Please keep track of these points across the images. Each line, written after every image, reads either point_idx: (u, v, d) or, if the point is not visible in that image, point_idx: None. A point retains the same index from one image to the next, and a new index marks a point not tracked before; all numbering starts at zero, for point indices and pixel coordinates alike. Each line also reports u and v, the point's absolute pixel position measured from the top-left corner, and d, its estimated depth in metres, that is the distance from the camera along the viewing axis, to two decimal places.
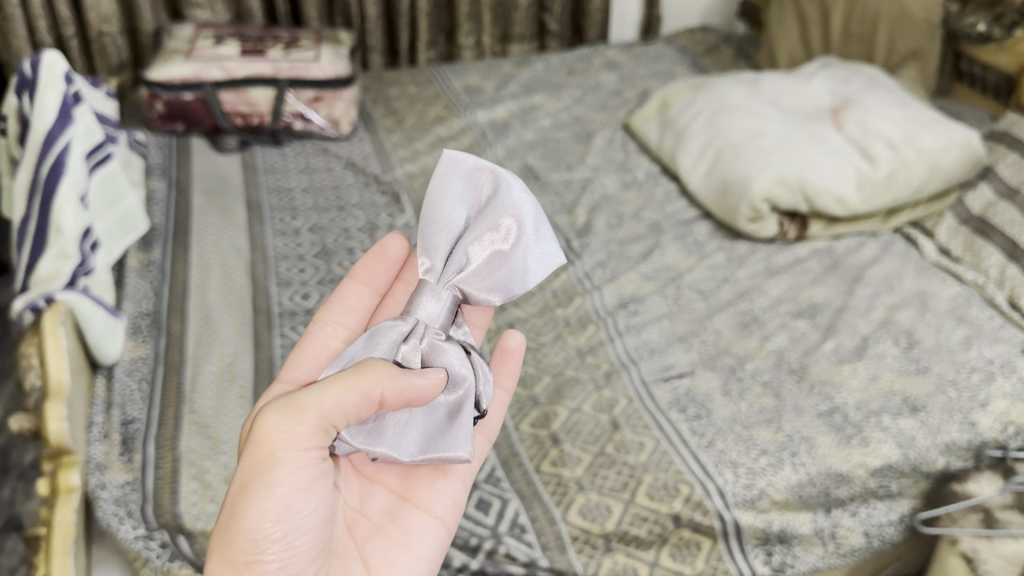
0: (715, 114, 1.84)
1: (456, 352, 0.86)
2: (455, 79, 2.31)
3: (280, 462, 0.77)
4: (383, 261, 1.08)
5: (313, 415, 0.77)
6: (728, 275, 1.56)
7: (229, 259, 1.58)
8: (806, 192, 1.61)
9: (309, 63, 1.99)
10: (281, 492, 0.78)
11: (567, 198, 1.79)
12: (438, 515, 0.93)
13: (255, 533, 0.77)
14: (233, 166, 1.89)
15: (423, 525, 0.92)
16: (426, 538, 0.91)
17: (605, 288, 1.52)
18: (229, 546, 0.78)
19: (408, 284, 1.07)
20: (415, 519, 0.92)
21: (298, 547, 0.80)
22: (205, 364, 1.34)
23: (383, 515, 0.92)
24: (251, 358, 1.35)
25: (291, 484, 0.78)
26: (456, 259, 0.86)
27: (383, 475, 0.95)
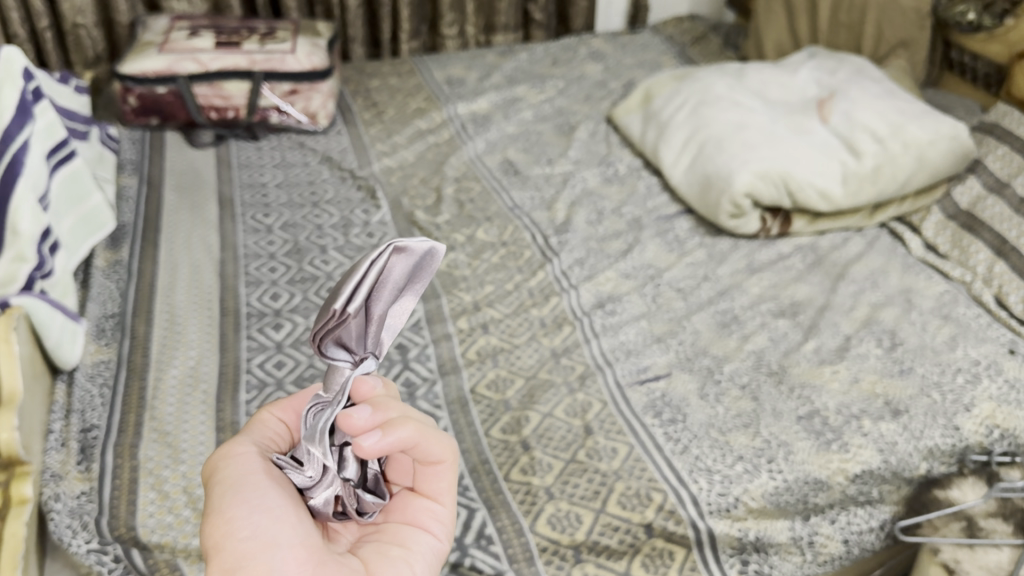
0: (698, 106, 1.80)
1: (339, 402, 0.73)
2: (438, 70, 2.26)
3: (232, 460, 0.71)
4: None
5: (245, 435, 0.75)
6: (709, 273, 1.52)
7: (199, 257, 1.54)
8: (788, 187, 1.57)
9: (285, 54, 1.94)
10: (241, 477, 0.70)
11: (547, 193, 1.75)
12: (429, 526, 0.74)
13: (226, 522, 0.68)
14: (208, 161, 1.85)
15: (413, 535, 0.74)
16: (421, 549, 0.73)
17: (583, 287, 1.48)
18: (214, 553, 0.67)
19: None
20: (401, 532, 0.74)
21: (273, 524, 0.67)
22: (169, 369, 1.30)
23: (368, 533, 0.74)
24: (217, 362, 1.32)
25: (249, 469, 0.71)
26: None
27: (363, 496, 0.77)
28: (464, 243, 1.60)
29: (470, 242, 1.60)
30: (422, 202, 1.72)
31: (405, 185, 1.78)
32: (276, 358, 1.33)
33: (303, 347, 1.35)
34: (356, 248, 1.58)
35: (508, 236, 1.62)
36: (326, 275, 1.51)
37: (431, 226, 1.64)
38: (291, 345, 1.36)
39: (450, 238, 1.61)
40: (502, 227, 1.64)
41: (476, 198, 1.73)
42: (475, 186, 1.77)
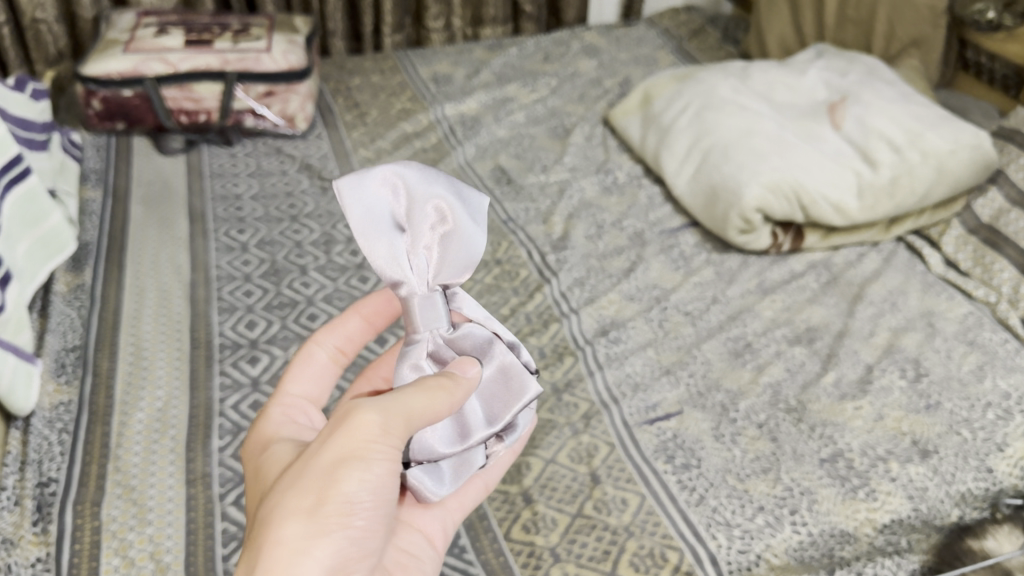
0: (702, 110, 1.69)
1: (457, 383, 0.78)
2: (423, 67, 2.14)
3: (377, 454, 0.67)
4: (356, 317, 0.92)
5: (401, 414, 0.69)
6: (718, 294, 1.42)
7: (167, 280, 1.42)
8: (801, 201, 1.47)
9: (259, 53, 1.81)
10: (364, 488, 0.67)
11: (542, 204, 1.64)
12: (427, 535, 0.86)
13: (341, 505, 0.66)
14: (178, 169, 1.72)
15: (414, 544, 0.84)
16: (429, 558, 0.85)
17: (584, 311, 1.38)
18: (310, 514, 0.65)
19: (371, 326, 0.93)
20: (408, 537, 0.84)
21: (366, 537, 0.68)
22: (135, 412, 1.19)
23: None
24: (186, 402, 1.21)
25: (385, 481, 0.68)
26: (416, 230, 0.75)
27: None
28: None
29: None
30: None
31: None
32: (252, 397, 1.22)
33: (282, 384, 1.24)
34: (338, 268, 1.47)
35: (502, 253, 1.51)
36: (306, 299, 1.40)
37: None
38: (268, 381, 1.25)
39: None
40: (495, 243, 1.54)
41: None
42: None
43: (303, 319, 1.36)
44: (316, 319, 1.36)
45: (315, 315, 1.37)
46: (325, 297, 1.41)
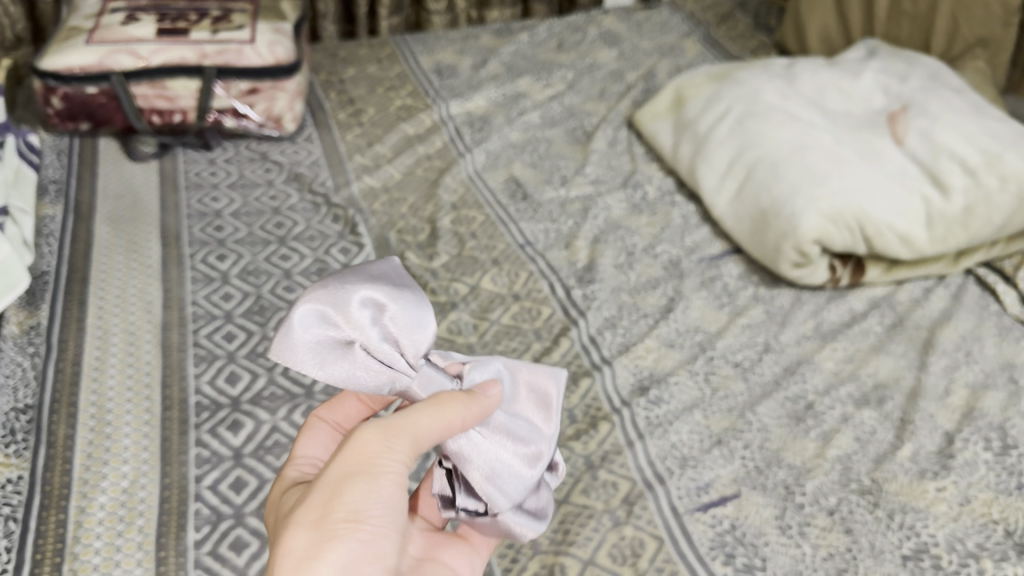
0: (744, 118, 1.50)
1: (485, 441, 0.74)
2: (425, 55, 1.93)
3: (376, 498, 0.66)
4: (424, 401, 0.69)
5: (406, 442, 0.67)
6: (768, 341, 1.24)
7: (136, 320, 1.24)
8: (864, 231, 1.29)
9: (241, 44, 1.59)
10: (371, 501, 0.66)
11: (564, 224, 1.46)
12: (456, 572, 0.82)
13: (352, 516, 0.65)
14: (150, 179, 1.52)
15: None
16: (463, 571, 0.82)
17: (618, 362, 1.20)
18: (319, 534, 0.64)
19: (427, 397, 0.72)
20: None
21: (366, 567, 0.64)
22: (96, 496, 1.01)
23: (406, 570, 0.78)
24: (157, 481, 1.03)
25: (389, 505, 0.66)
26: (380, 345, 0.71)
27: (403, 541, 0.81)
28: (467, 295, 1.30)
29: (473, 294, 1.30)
30: (413, 238, 1.42)
31: (392, 213, 1.47)
32: (234, 475, 1.04)
33: (268, 457, 1.06)
34: None
35: (521, 287, 1.33)
36: None
37: (425, 271, 1.34)
38: (253, 453, 1.07)
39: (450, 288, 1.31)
40: (512, 273, 1.35)
41: (479, 231, 1.43)
42: (478, 215, 1.47)
43: (293, 371, 1.17)
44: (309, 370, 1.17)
45: None
46: None
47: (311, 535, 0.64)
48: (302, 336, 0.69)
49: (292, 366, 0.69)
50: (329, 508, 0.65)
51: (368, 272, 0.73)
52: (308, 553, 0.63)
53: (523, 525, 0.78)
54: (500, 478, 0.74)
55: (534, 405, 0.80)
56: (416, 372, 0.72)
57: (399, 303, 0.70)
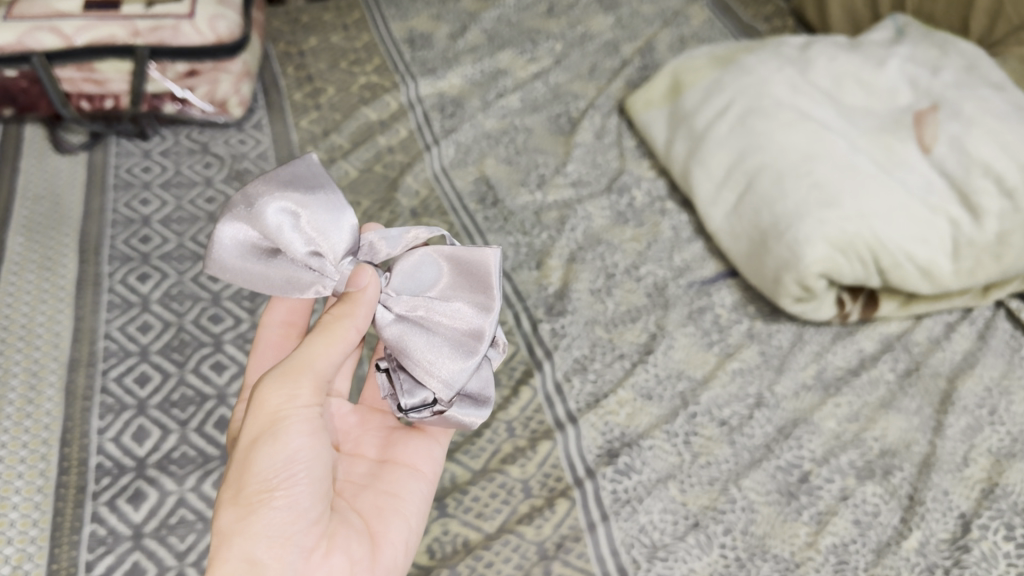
0: (748, 114, 1.30)
1: (421, 336, 0.77)
2: (397, 21, 1.72)
3: (285, 453, 0.71)
4: (317, 336, 0.74)
5: (309, 378, 0.74)
6: (761, 392, 1.08)
7: (40, 357, 1.08)
8: (878, 262, 1.12)
9: (177, 20, 1.40)
10: (282, 460, 0.71)
11: (537, 238, 1.29)
12: (423, 472, 0.88)
13: (266, 479, 0.71)
14: (75, 176, 1.36)
15: (409, 479, 0.86)
16: (414, 496, 0.85)
17: (585, 419, 1.03)
18: (241, 493, 0.72)
19: (327, 340, 0.74)
20: (400, 475, 0.86)
21: (291, 522, 0.71)
22: None
23: (366, 477, 0.86)
24: (43, 568, 0.89)
25: (307, 449, 0.73)
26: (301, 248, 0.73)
27: (363, 446, 0.89)
28: None
29: None
30: None
31: None
32: (131, 561, 0.91)
33: (173, 539, 0.93)
34: None
35: None
36: (217, 393, 1.06)
37: None
38: (155, 532, 0.93)
39: None
40: None
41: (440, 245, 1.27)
42: (440, 225, 1.30)
43: (211, 425, 1.03)
44: (228, 425, 1.03)
45: (227, 419, 1.03)
46: (242, 388, 1.07)
47: (236, 511, 0.71)
48: (232, 258, 0.73)
49: (226, 282, 0.74)
50: (245, 481, 0.71)
51: (278, 178, 0.72)
52: (233, 528, 0.71)
53: (469, 414, 0.82)
54: (439, 368, 0.76)
55: (471, 288, 0.76)
56: (340, 273, 0.74)
57: (311, 209, 0.72)
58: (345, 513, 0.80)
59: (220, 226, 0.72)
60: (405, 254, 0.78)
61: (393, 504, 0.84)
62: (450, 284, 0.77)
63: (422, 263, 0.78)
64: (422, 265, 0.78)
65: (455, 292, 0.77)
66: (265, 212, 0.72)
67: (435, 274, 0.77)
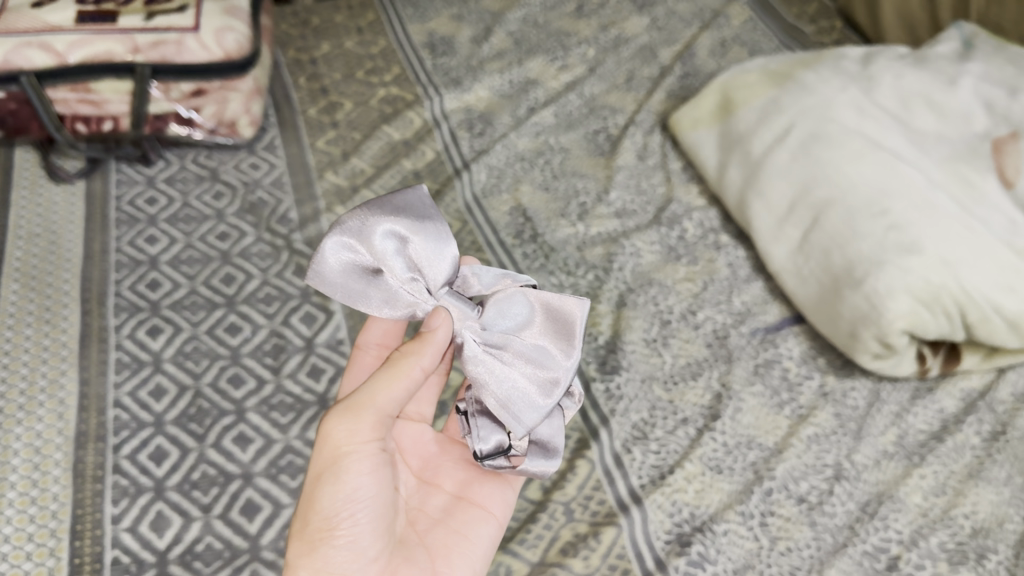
0: (810, 141, 1.19)
1: (502, 371, 0.74)
2: (415, 23, 1.59)
3: (343, 490, 0.73)
4: (384, 371, 0.74)
5: (370, 417, 0.74)
6: (840, 462, 0.99)
7: (44, 431, 0.98)
8: (963, 316, 1.02)
9: (182, 34, 1.27)
10: (340, 498, 0.73)
11: (582, 279, 1.18)
12: (495, 512, 0.85)
13: (326, 514, 0.74)
14: (73, 210, 1.24)
15: (478, 519, 0.84)
16: (480, 538, 0.83)
17: (651, 500, 0.93)
18: (305, 524, 0.75)
19: (393, 376, 0.74)
20: (470, 514, 0.84)
21: (347, 555, 0.74)
22: None
23: (439, 511, 0.84)
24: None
25: (364, 486, 0.74)
26: (405, 274, 0.72)
27: (441, 477, 0.87)
28: None
29: None
30: None
31: None
32: None
33: None
34: (290, 405, 1.02)
35: None
36: (243, 472, 0.96)
37: None
38: None
39: None
40: None
41: None
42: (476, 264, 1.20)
43: (238, 509, 0.93)
44: (257, 511, 0.93)
45: (255, 502, 0.94)
46: (270, 465, 0.97)
47: (303, 541, 0.75)
48: (336, 274, 0.71)
49: (327, 296, 0.72)
50: (308, 516, 0.75)
51: (390, 203, 0.71)
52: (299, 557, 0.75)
53: (540, 463, 0.81)
54: (515, 406, 0.74)
55: (559, 337, 0.75)
56: (437, 301, 0.73)
57: (420, 237, 0.71)
58: (413, 550, 0.80)
59: (328, 240, 0.70)
60: (498, 290, 0.76)
61: (459, 543, 0.82)
62: (538, 326, 0.76)
63: (513, 301, 0.75)
64: (516, 303, 0.75)
65: (542, 335, 0.75)
66: (376, 235, 0.70)
67: (526, 314, 0.75)
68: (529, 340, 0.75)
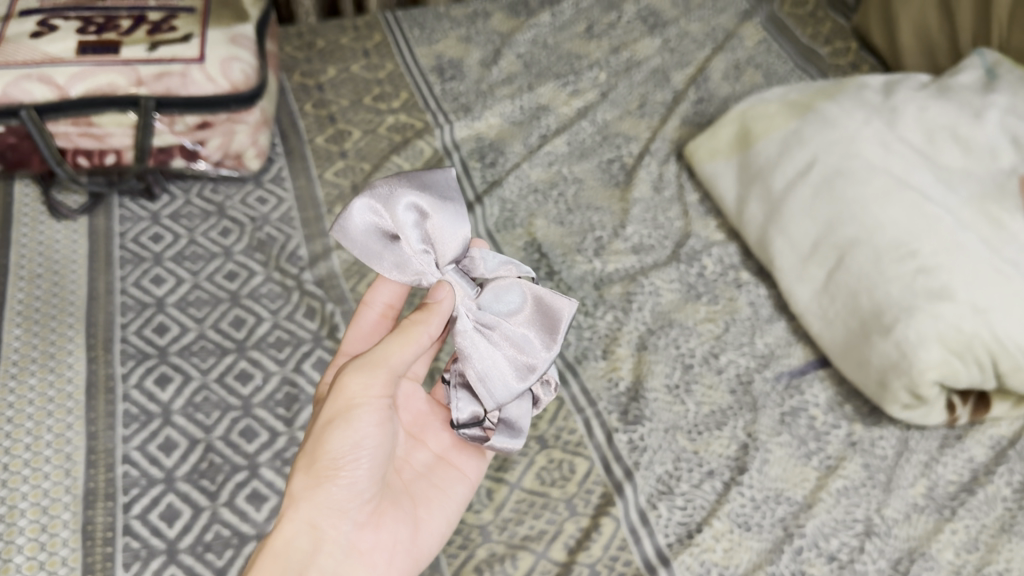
0: (833, 177, 1.16)
1: (485, 348, 0.75)
2: (422, 45, 1.56)
3: (352, 437, 0.72)
4: (403, 324, 0.73)
5: (385, 371, 0.72)
6: (870, 517, 0.96)
7: (50, 488, 0.95)
8: (995, 364, 0.99)
9: (186, 65, 1.23)
10: (349, 445, 0.72)
11: (601, 320, 1.15)
12: (473, 475, 0.86)
13: (334, 457, 0.72)
14: (76, 248, 1.20)
15: (457, 480, 0.84)
16: (459, 499, 0.84)
17: (679, 561, 0.91)
18: (309, 463, 0.73)
19: (411, 335, 0.72)
20: (451, 475, 0.84)
21: (345, 499, 0.73)
22: None
23: (424, 467, 0.84)
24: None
25: (373, 438, 0.73)
26: (420, 248, 0.72)
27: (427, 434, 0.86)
28: None
29: None
30: None
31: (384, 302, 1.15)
32: None
33: None
34: None
35: (548, 427, 1.03)
36: (258, 532, 0.93)
37: None
38: None
39: None
40: None
41: None
42: None
43: None
44: None
45: None
46: None
47: (307, 475, 0.72)
48: (356, 234, 0.72)
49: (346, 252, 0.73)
50: (313, 456, 0.72)
51: (418, 179, 0.72)
52: (299, 494, 0.73)
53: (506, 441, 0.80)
54: (490, 382, 0.75)
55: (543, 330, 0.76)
56: (443, 275, 0.74)
57: (441, 215, 0.72)
58: (398, 499, 0.80)
59: (355, 202, 0.71)
60: (500, 277, 0.77)
61: (439, 497, 0.82)
62: (527, 317, 0.76)
63: (510, 289, 0.77)
64: (512, 292, 0.77)
65: (529, 325, 0.76)
66: (399, 206, 0.71)
67: (520, 303, 0.76)
68: (517, 327, 0.76)
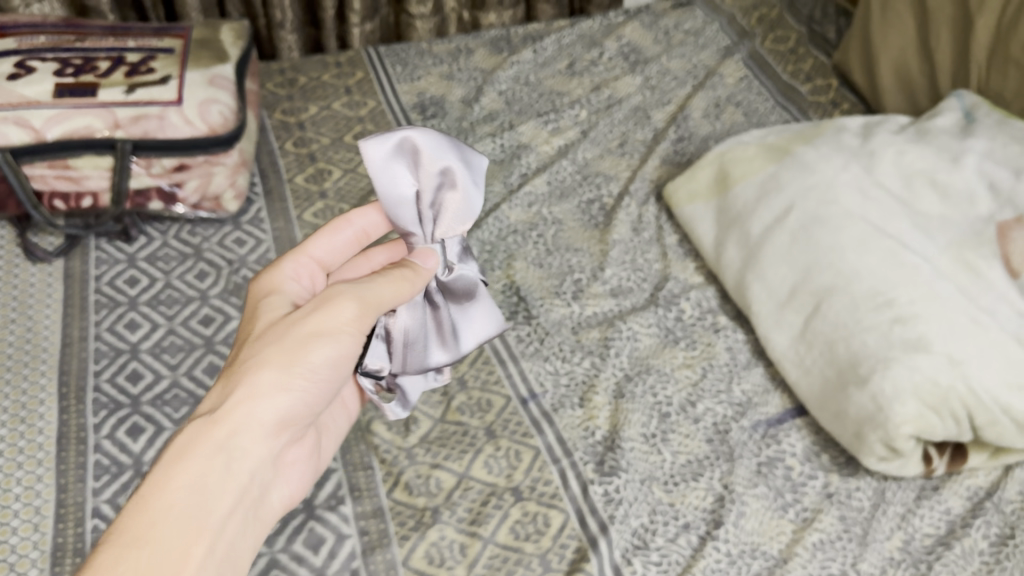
0: (810, 225, 1.17)
1: (422, 318, 0.77)
2: (404, 83, 1.56)
3: (323, 355, 0.68)
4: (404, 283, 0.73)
5: (375, 311, 0.70)
6: (845, 571, 0.96)
7: (18, 544, 0.94)
8: (971, 417, 0.99)
9: (164, 107, 1.23)
10: (326, 368, 0.68)
11: (578, 366, 1.15)
12: (347, 407, 0.84)
13: (307, 371, 0.67)
14: (50, 292, 1.19)
15: (336, 413, 0.83)
16: (333, 430, 0.83)
17: None
18: (279, 365, 0.67)
19: (401, 296, 0.72)
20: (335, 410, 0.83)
21: (294, 414, 0.68)
22: None
23: None
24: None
25: (337, 373, 0.70)
26: (428, 201, 0.75)
27: None
28: (452, 490, 1.01)
29: (461, 489, 1.01)
30: None
31: None
32: None
33: None
34: None
35: (523, 478, 1.03)
36: None
37: (398, 454, 1.05)
38: None
39: (430, 482, 1.02)
40: (512, 452, 1.05)
41: (469, 377, 1.14)
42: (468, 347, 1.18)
43: None
44: None
45: None
46: None
47: (280, 376, 0.66)
48: (382, 150, 0.72)
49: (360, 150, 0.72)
50: (284, 360, 0.67)
51: (461, 153, 0.75)
52: (251, 392, 0.65)
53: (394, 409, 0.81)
54: (406, 348, 0.77)
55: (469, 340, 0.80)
56: (429, 230, 0.76)
57: (462, 191, 0.75)
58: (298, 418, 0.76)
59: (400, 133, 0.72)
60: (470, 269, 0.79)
61: (326, 432, 0.81)
62: (465, 319, 0.80)
63: (469, 287, 0.80)
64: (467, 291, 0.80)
65: (461, 326, 0.80)
66: (438, 161, 0.74)
67: (466, 303, 0.80)
68: (451, 321, 0.79)
